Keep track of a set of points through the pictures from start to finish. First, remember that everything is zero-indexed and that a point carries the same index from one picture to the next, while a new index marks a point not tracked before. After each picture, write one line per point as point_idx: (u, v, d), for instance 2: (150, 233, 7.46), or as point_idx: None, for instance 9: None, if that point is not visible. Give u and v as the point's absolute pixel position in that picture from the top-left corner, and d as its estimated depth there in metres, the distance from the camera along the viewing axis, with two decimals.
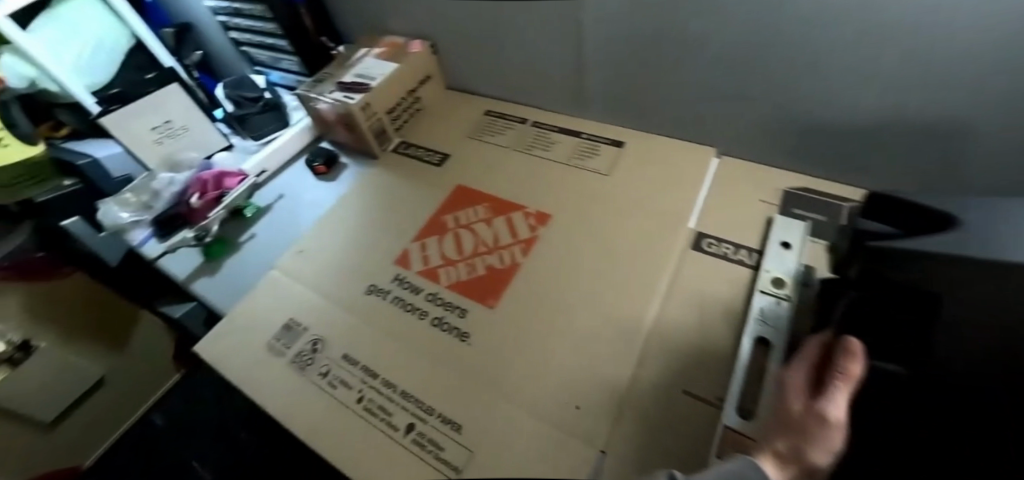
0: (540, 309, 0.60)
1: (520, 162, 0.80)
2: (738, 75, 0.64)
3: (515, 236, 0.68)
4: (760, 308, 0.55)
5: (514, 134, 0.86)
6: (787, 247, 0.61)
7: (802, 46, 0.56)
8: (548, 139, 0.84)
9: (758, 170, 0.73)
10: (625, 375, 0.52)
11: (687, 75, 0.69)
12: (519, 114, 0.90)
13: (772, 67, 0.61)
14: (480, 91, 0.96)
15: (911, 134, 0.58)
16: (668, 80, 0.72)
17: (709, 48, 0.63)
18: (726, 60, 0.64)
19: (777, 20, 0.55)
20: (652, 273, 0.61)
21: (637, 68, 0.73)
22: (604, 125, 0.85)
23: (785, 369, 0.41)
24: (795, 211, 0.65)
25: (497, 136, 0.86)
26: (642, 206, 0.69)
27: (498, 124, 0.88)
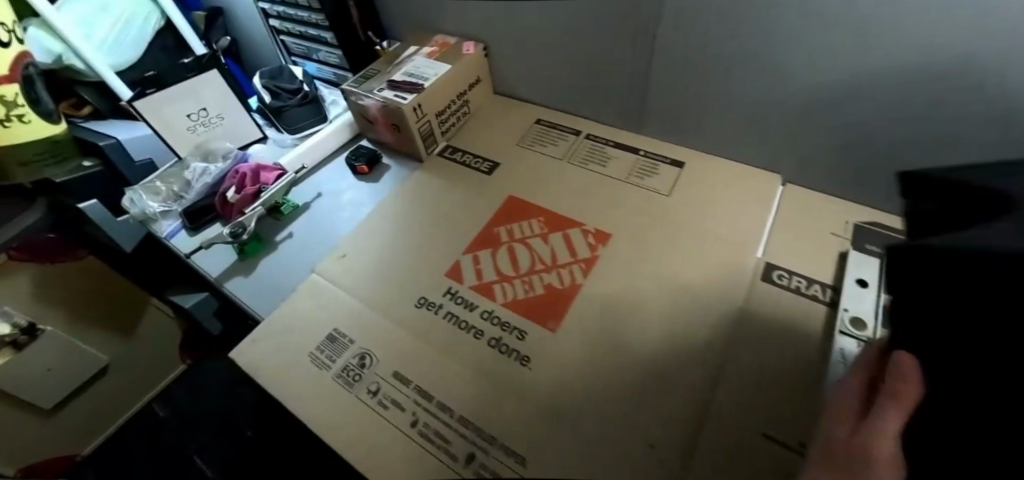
0: (603, 336, 0.56)
1: (574, 176, 0.77)
2: (819, 101, 0.61)
3: (574, 255, 0.65)
4: (844, 349, 0.51)
5: (566, 146, 0.83)
6: (865, 285, 0.57)
7: (896, 73, 0.53)
8: (603, 154, 0.81)
9: (824, 202, 0.71)
10: (696, 411, 0.48)
11: (762, 97, 0.66)
12: (572, 126, 0.87)
13: (863, 98, 0.58)
14: (529, 99, 0.94)
15: None
16: (739, 102, 0.69)
17: (794, 72, 0.61)
18: (812, 86, 0.61)
19: (880, 50, 0.53)
20: (722, 305, 0.58)
21: (707, 88, 0.70)
22: (660, 142, 0.82)
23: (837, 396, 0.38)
24: (869, 246, 0.62)
25: (549, 147, 0.84)
26: (707, 231, 0.66)
27: (550, 134, 0.86)
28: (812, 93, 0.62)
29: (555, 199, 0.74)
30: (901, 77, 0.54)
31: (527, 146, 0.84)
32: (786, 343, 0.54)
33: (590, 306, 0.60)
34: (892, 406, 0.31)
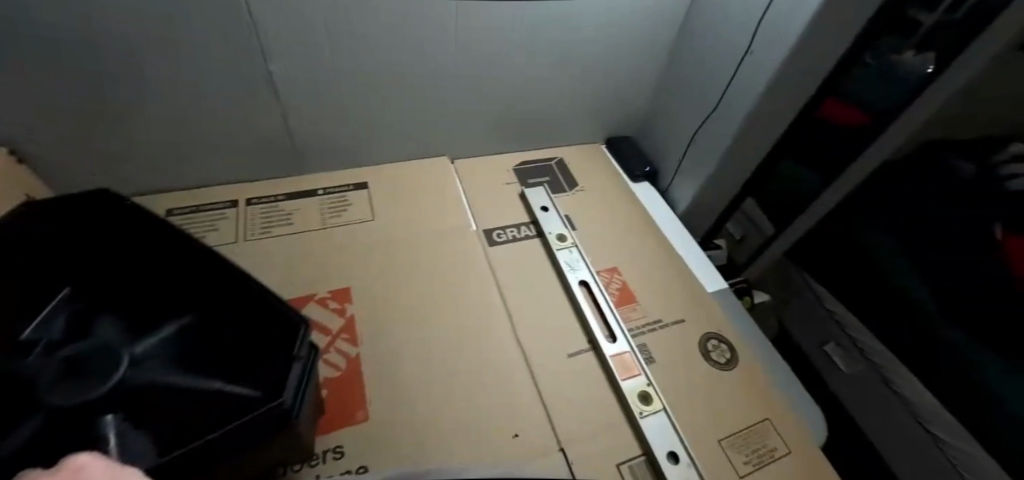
0: (411, 392, 0.47)
1: (254, 252, 0.56)
2: (459, 54, 0.61)
3: (327, 334, 0.50)
4: (566, 262, 0.61)
5: (222, 223, 0.59)
6: (547, 210, 0.69)
7: (497, 32, 0.60)
8: (280, 210, 0.62)
9: (490, 162, 0.77)
10: (529, 388, 0.49)
11: (417, 60, 0.59)
12: (214, 197, 0.62)
13: (487, 53, 0.62)
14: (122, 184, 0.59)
15: (676, 91, 0.74)
16: (407, 75, 0.61)
17: (424, 44, 0.58)
18: (454, 50, 0.60)
19: (478, 41, 0.60)
20: (478, 289, 0.58)
21: (364, 62, 0.57)
22: (329, 171, 0.69)
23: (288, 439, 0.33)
24: (531, 181, 0.74)
25: (200, 238, 0.57)
26: (424, 232, 0.63)
27: (188, 220, 0.58)
28: (465, 53, 0.61)
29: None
30: (489, 33, 0.60)
31: None
32: (538, 286, 0.59)
33: (390, 377, 0.48)
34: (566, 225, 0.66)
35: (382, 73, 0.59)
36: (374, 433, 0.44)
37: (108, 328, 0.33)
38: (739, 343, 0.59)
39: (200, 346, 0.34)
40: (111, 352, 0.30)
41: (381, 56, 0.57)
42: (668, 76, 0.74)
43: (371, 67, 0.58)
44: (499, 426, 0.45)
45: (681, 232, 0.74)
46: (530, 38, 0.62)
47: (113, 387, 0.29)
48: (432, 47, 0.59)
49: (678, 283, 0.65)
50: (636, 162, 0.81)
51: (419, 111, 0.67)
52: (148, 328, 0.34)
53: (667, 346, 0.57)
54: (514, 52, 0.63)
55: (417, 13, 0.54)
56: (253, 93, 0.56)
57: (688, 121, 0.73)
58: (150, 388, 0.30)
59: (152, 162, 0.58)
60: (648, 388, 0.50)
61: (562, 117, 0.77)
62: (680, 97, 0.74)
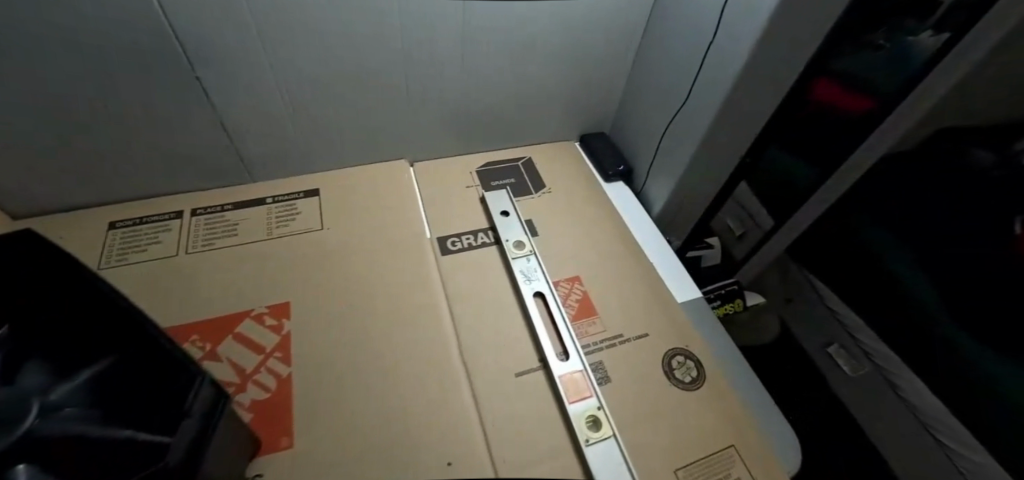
0: (342, 414, 0.45)
1: (194, 266, 0.54)
2: (419, 56, 0.57)
3: (260, 352, 0.48)
4: (522, 271, 0.58)
5: (163, 235, 0.57)
6: (508, 215, 0.65)
7: (457, 31, 0.56)
8: (225, 221, 0.59)
9: (452, 162, 0.74)
10: (470, 411, 0.46)
11: (371, 63, 0.56)
12: (157, 207, 0.60)
13: (448, 53, 0.58)
14: (57, 196, 0.56)
15: (648, 85, 0.69)
16: (361, 80, 0.58)
17: (380, 46, 0.54)
18: (410, 52, 0.56)
19: (437, 41, 0.56)
20: (426, 302, 0.55)
21: (316, 69, 0.54)
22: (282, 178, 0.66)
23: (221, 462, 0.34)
24: (494, 183, 0.71)
25: (140, 252, 0.55)
26: (374, 240, 0.61)
27: (129, 233, 0.56)
28: (423, 54, 0.57)
29: (193, 305, 0.51)
30: (448, 32, 0.56)
31: (106, 265, 0.53)
32: (490, 297, 0.56)
33: (321, 399, 0.46)
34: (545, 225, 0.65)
35: (336, 78, 0.56)
36: (296, 462, 0.41)
37: (29, 370, 0.32)
38: (708, 357, 0.54)
39: (117, 391, 0.33)
40: (22, 402, 0.31)
41: (340, 60, 0.54)
42: (640, 69, 0.69)
43: (324, 71, 0.55)
44: (433, 454, 0.43)
45: (654, 233, 0.69)
46: (490, 35, 0.57)
47: (21, 437, 0.29)
48: (379, 48, 0.55)
49: (646, 292, 0.60)
50: (606, 160, 0.77)
51: (407, 114, 0.65)
52: (67, 369, 0.33)
53: (626, 362, 0.53)
54: (474, 51, 0.59)
55: (375, 15, 0.51)
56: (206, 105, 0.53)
57: (660, 116, 0.68)
58: (62, 436, 0.30)
59: (89, 176, 0.55)
60: (598, 413, 0.46)
61: (529, 115, 0.73)
62: (651, 92, 0.69)
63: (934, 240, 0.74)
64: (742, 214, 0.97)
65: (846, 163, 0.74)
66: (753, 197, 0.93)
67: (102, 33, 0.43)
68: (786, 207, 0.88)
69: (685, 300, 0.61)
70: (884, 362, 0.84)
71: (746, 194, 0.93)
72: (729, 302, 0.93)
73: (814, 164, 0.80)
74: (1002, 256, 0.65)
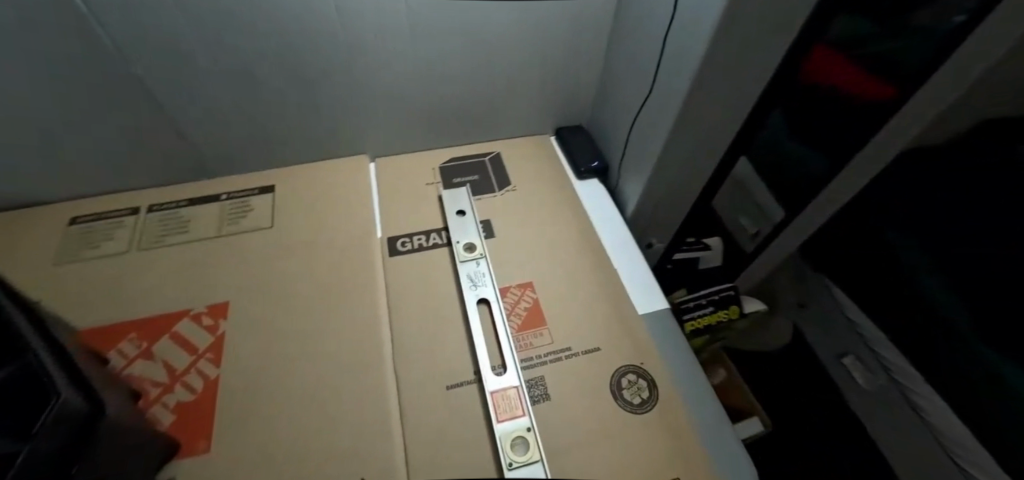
0: (262, 418, 0.44)
1: (145, 264, 0.55)
2: (385, 47, 0.58)
3: (193, 352, 0.48)
4: (468, 275, 0.55)
5: (119, 232, 0.58)
6: (464, 214, 0.63)
7: (422, 23, 0.57)
8: (179, 218, 0.60)
9: (415, 158, 0.74)
10: (394, 421, 0.45)
11: (336, 57, 0.58)
12: (118, 204, 0.61)
13: (413, 45, 0.59)
14: (21, 192, 0.58)
15: (616, 76, 0.67)
16: (327, 74, 0.59)
17: (342, 40, 0.56)
18: (373, 45, 0.58)
19: (400, 33, 0.57)
20: (366, 303, 0.54)
21: (283, 63, 0.56)
22: (242, 175, 0.67)
23: (128, 444, 0.35)
24: (455, 181, 0.69)
25: (93, 247, 0.56)
26: (323, 234, 0.60)
27: (87, 230, 0.58)
28: (388, 47, 0.59)
29: (136, 302, 0.52)
30: (412, 24, 0.57)
31: (58, 261, 0.54)
32: (434, 299, 0.54)
33: (244, 403, 0.45)
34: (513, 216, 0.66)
35: (304, 72, 0.58)
36: (205, 470, 0.41)
37: None
38: (662, 376, 0.50)
39: None
40: None
41: (309, 55, 0.56)
42: (610, 59, 0.68)
43: (294, 66, 0.57)
44: (348, 466, 0.42)
45: (625, 236, 0.65)
46: (457, 25, 0.58)
47: None
48: (322, 37, 0.54)
49: (602, 299, 0.56)
50: (571, 151, 0.75)
51: (385, 106, 0.66)
52: None
53: (569, 378, 0.49)
54: (442, 42, 0.60)
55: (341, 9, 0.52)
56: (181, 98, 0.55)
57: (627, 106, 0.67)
58: None
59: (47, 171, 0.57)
60: (526, 434, 0.43)
61: (499, 107, 0.73)
62: (618, 83, 0.67)
63: (941, 241, 0.71)
64: (750, 205, 0.93)
65: (854, 161, 0.66)
66: (761, 186, 0.88)
67: (78, 34, 0.45)
68: (794, 198, 0.81)
69: (647, 311, 0.56)
70: (905, 378, 0.85)
71: (753, 182, 0.88)
72: (723, 309, 0.86)
73: (825, 151, 0.74)
74: (1004, 256, 0.64)
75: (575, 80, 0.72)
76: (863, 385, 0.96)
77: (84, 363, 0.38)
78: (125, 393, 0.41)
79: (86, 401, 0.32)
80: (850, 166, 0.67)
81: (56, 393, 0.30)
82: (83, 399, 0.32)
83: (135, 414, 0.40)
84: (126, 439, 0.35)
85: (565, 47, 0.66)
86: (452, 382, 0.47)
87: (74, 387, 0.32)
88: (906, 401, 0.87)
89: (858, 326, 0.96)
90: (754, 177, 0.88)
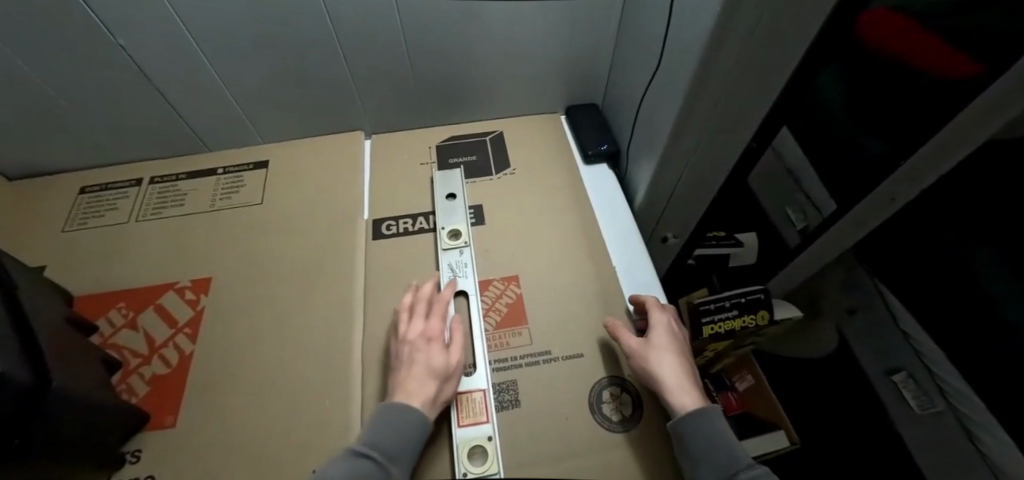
0: (231, 396, 0.45)
1: (143, 235, 0.57)
2: (377, 22, 0.54)
3: (172, 326, 0.50)
4: (449, 264, 0.53)
5: (123, 204, 0.61)
6: (454, 198, 0.60)
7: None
8: (177, 191, 0.62)
9: (410, 135, 0.70)
10: (353, 409, 0.44)
11: (328, 36, 0.55)
12: (125, 176, 0.64)
13: (407, 20, 0.55)
14: (44, 158, 0.62)
15: (635, 48, 0.60)
16: (320, 50, 0.56)
17: (332, 17, 0.52)
18: (364, 20, 0.54)
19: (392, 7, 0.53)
20: (343, 285, 0.53)
21: (274, 42, 0.54)
22: (240, 149, 0.68)
23: (84, 413, 0.36)
24: (450, 161, 0.66)
25: (99, 217, 0.59)
26: (311, 211, 0.60)
27: (98, 200, 0.61)
28: (379, 23, 0.54)
29: (124, 273, 0.54)
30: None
31: (70, 229, 0.58)
32: (412, 285, 0.53)
33: (215, 382, 0.46)
34: (506, 203, 0.61)
35: (296, 51, 0.56)
36: (173, 444, 0.43)
37: None
38: (647, 394, 0.45)
39: None
40: None
41: (299, 33, 0.53)
42: (627, 30, 0.60)
43: (286, 46, 0.55)
44: (303, 454, 0.41)
45: (631, 224, 0.62)
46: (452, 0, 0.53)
47: None
48: (300, 16, 0.51)
49: (588, 300, 0.52)
50: (581, 134, 0.69)
51: (381, 84, 0.63)
52: None
53: (541, 385, 0.46)
54: (439, 17, 0.55)
55: None
56: (177, 73, 0.55)
57: (645, 83, 0.59)
58: None
59: (57, 142, 0.60)
60: (486, 444, 0.40)
61: (503, 86, 0.68)
62: (637, 57, 0.60)
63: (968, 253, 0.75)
64: (795, 197, 0.79)
65: (903, 167, 0.53)
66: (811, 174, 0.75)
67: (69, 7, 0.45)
68: (848, 188, 0.67)
69: None
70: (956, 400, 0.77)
71: (803, 171, 0.77)
72: (748, 313, 0.76)
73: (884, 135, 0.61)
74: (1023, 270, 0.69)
75: (587, 53, 0.65)
76: (913, 408, 0.82)
77: (60, 335, 0.40)
78: (101, 364, 0.43)
79: (31, 376, 0.32)
80: (904, 169, 0.53)
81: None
82: (31, 377, 0.32)
83: (108, 387, 0.42)
84: (84, 410, 0.36)
85: (576, 16, 0.59)
86: None
87: (22, 363, 0.32)
88: (963, 430, 0.75)
89: (914, 342, 0.85)
90: (802, 161, 0.77)
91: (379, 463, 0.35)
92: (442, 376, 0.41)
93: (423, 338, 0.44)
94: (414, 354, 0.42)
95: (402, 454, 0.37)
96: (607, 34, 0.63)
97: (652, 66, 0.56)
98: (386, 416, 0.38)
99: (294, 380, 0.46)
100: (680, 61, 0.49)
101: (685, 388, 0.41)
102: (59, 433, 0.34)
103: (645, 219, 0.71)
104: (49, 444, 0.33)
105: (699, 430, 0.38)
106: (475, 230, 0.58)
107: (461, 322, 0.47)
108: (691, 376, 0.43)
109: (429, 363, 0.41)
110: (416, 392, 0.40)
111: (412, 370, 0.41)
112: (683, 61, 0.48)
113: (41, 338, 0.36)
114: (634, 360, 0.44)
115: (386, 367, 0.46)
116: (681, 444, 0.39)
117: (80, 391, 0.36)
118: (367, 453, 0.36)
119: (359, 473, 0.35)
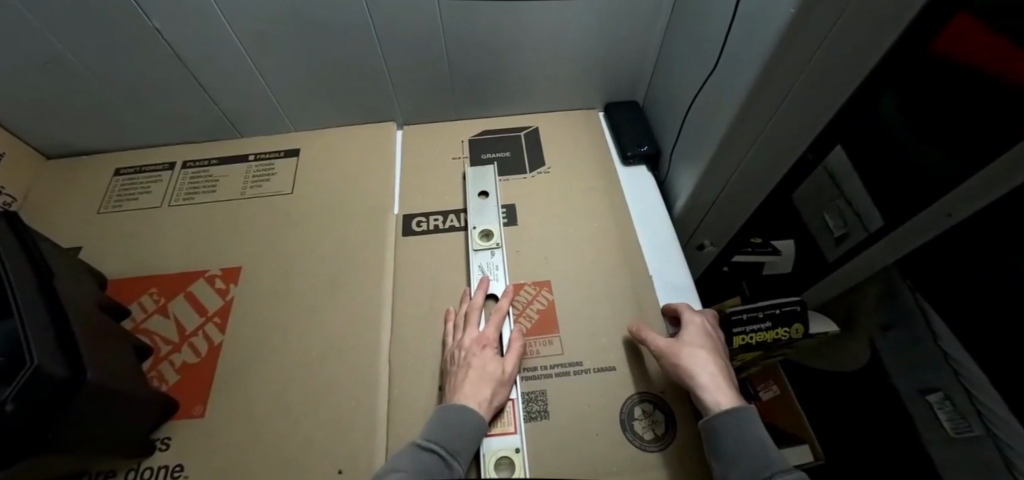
0: (259, 389, 0.45)
1: (174, 221, 0.57)
2: (414, 14, 0.52)
3: (202, 314, 0.50)
4: (480, 266, 0.51)
5: (156, 188, 0.61)
6: (486, 196, 0.58)
7: None
8: (208, 176, 0.62)
9: (443, 128, 0.69)
10: (377, 411, 0.43)
11: (365, 28, 0.53)
12: (159, 159, 0.64)
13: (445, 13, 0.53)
14: (84, 139, 0.63)
15: (687, 46, 0.56)
16: (356, 43, 0.55)
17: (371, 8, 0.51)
18: (403, 12, 0.52)
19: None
20: (373, 280, 0.52)
21: (310, 33, 0.53)
22: (273, 136, 0.67)
23: (120, 401, 0.37)
24: (483, 157, 0.64)
25: (133, 200, 0.60)
26: (343, 203, 0.59)
27: (132, 183, 0.62)
28: (417, 14, 0.52)
29: (156, 258, 0.54)
30: None
31: (106, 211, 0.59)
32: (441, 283, 0.51)
33: (240, 374, 0.46)
34: (539, 203, 0.59)
35: (334, 42, 0.54)
36: (199, 435, 0.42)
37: None
38: (682, 411, 0.43)
39: None
40: None
41: (337, 24, 0.52)
42: (678, 25, 0.57)
43: (324, 38, 0.54)
44: (325, 455, 0.41)
45: (669, 230, 0.58)
46: None
47: None
48: (336, 7, 0.50)
49: (623, 310, 0.50)
50: (620, 133, 0.66)
51: (414, 76, 0.61)
52: None
53: (573, 396, 0.44)
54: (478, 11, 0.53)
55: None
56: (215, 62, 0.55)
57: (697, 83, 0.56)
58: None
59: (93, 124, 0.61)
60: (513, 456, 0.40)
61: (541, 81, 0.65)
62: (689, 56, 0.56)
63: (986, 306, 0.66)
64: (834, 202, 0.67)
65: (958, 190, 0.48)
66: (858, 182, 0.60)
67: None
68: (899, 208, 0.57)
69: (669, 322, 0.49)
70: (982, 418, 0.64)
71: (847, 175, 0.60)
72: (783, 326, 0.72)
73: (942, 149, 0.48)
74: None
75: (634, 49, 0.62)
76: (948, 430, 0.70)
77: (91, 321, 0.39)
78: (133, 351, 0.43)
79: (69, 365, 0.32)
80: (948, 197, 0.50)
81: (31, 358, 0.30)
82: (71, 368, 0.32)
83: (141, 375, 0.42)
84: (120, 398, 0.37)
85: (623, 12, 0.56)
86: (436, 381, 0.44)
87: (58, 353, 0.32)
88: (1001, 460, 0.61)
89: (953, 362, 0.68)
90: (846, 167, 0.59)
91: (442, 459, 0.34)
92: (498, 381, 0.40)
93: (477, 344, 0.43)
94: (470, 358, 0.41)
95: (462, 453, 0.35)
96: (655, 30, 0.59)
97: (708, 67, 0.52)
98: (443, 416, 0.37)
99: (321, 377, 0.45)
100: (741, 65, 0.45)
101: (719, 385, 0.39)
102: (97, 420, 0.34)
103: (683, 225, 0.68)
104: (87, 431, 0.33)
105: (735, 429, 0.35)
106: (507, 230, 0.56)
107: (518, 332, 0.45)
108: (727, 374, 0.40)
109: (484, 368, 0.40)
110: (472, 393, 0.39)
111: (468, 373, 0.40)
112: (745, 60, 0.45)
113: (79, 327, 0.36)
114: (664, 358, 0.42)
115: (429, 368, 0.45)
116: (714, 444, 0.36)
117: (115, 379, 0.37)
118: (429, 447, 0.35)
119: (422, 467, 0.34)
